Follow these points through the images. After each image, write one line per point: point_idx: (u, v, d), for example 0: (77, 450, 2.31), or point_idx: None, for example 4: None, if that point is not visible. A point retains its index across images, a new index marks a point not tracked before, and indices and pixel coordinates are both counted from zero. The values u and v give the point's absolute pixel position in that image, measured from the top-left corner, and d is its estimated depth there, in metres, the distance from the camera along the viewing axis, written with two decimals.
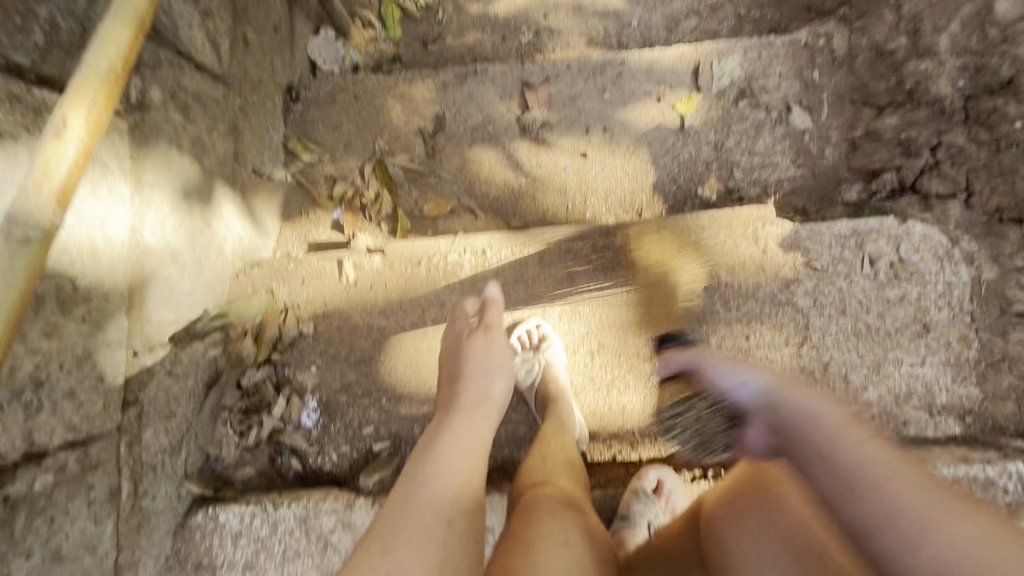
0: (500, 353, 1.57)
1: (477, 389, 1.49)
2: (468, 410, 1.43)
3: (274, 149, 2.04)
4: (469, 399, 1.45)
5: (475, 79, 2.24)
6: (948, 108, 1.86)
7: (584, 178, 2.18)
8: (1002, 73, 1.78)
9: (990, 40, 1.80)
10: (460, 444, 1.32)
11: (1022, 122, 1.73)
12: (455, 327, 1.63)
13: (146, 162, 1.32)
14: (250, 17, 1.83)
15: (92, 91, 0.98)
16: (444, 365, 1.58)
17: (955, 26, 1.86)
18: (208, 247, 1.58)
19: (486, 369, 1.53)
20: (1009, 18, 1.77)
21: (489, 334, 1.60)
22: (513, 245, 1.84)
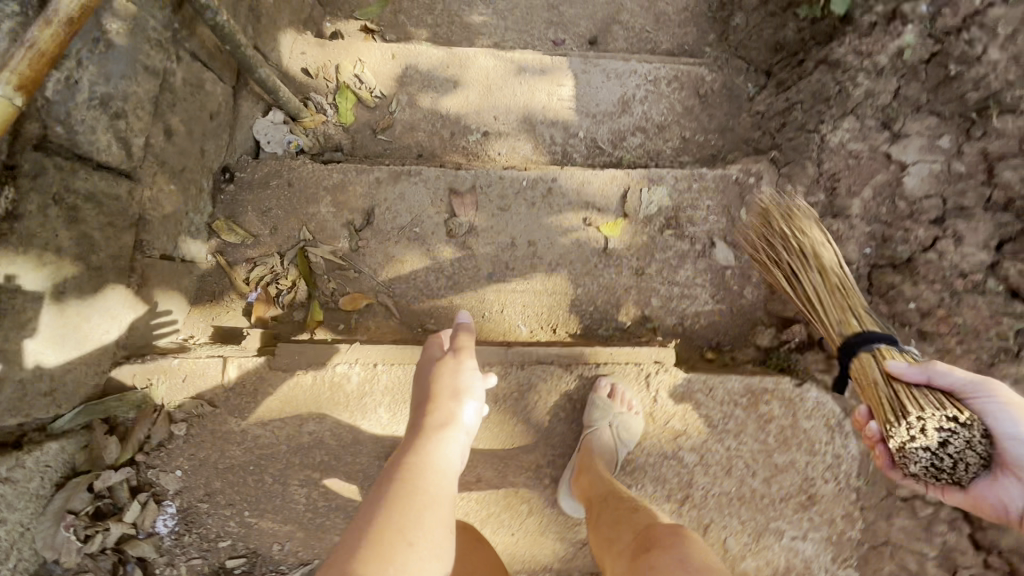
0: (468, 374, 1.46)
1: (442, 416, 1.37)
2: (428, 439, 1.32)
3: (193, 230, 2.05)
4: (430, 427, 1.34)
5: (409, 179, 2.25)
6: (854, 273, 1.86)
7: (504, 289, 2.18)
8: (901, 252, 1.82)
9: (898, 212, 1.85)
10: (408, 482, 1.19)
11: (915, 304, 1.77)
12: (432, 353, 1.54)
13: (5, 270, 1.32)
14: (177, 109, 1.86)
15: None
16: (416, 392, 1.47)
17: (866, 193, 1.89)
18: (83, 342, 1.56)
19: (451, 394, 1.41)
20: (916, 194, 1.83)
21: (461, 355, 1.50)
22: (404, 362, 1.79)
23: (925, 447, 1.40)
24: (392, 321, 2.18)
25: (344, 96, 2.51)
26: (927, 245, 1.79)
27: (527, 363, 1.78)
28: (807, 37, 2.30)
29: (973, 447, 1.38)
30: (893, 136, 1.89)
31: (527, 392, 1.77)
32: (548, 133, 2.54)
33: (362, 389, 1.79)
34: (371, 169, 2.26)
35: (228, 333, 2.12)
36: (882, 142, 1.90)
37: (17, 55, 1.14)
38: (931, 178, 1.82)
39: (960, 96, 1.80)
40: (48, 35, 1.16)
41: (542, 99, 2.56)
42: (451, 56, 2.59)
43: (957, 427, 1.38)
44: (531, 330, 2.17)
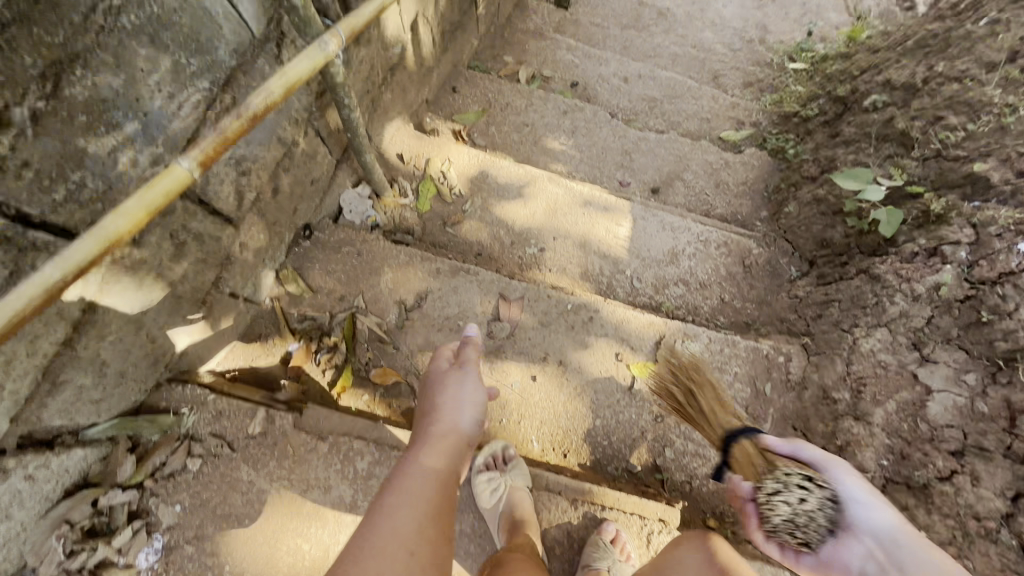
0: (470, 386, 1.83)
1: (446, 423, 1.71)
2: (435, 443, 1.64)
3: (262, 274, 2.19)
4: (439, 425, 1.70)
5: (466, 277, 2.43)
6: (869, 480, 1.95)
7: (526, 403, 2.24)
8: (920, 475, 1.87)
9: (920, 433, 1.91)
10: (413, 484, 1.46)
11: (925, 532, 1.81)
12: (438, 369, 1.92)
13: (112, 289, 1.45)
14: (289, 173, 2.09)
15: (26, 300, 1.02)
16: (428, 400, 1.83)
17: (889, 405, 2.00)
18: (142, 358, 1.68)
19: (455, 402, 1.78)
20: (939, 420, 1.90)
21: (465, 371, 1.89)
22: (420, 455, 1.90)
23: (767, 492, 1.56)
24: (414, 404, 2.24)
25: (426, 187, 2.77)
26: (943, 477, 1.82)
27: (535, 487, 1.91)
28: (853, 243, 2.50)
29: (818, 506, 1.52)
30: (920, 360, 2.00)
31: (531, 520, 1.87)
32: (599, 263, 2.73)
33: (371, 469, 1.85)
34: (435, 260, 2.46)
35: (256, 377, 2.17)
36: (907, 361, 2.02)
37: (206, 139, 1.29)
38: (955, 410, 1.89)
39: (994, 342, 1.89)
40: (231, 129, 1.32)
41: (599, 233, 2.78)
42: (529, 176, 2.89)
43: (796, 471, 1.57)
44: (542, 451, 2.18)
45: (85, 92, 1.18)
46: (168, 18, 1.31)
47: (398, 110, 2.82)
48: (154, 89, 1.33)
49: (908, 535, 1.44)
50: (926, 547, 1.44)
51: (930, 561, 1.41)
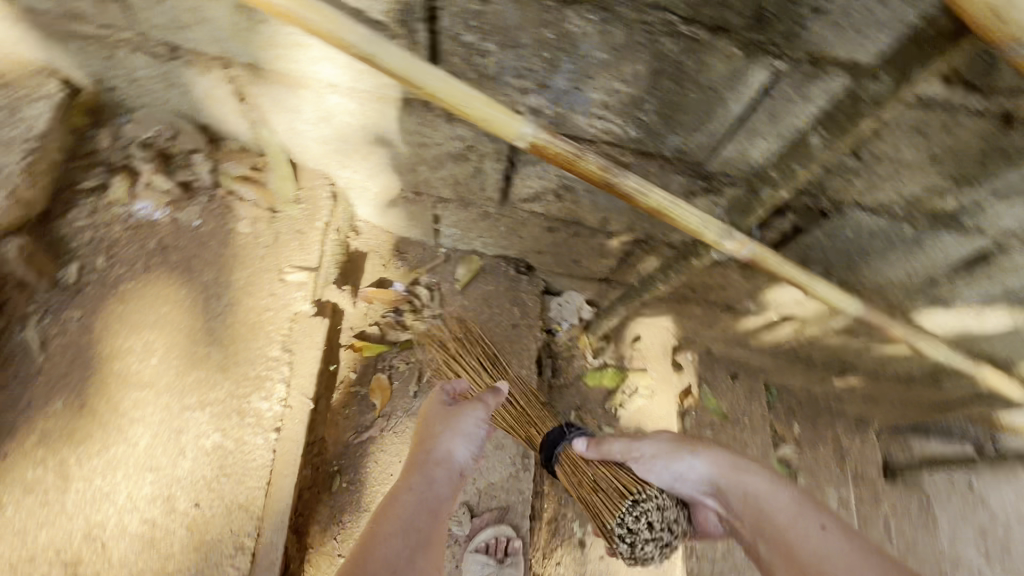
0: (474, 419, 1.42)
1: (439, 455, 1.37)
2: (427, 479, 1.34)
3: (464, 238, 2.06)
4: (432, 461, 1.36)
5: (520, 455, 1.89)
6: None
7: None
8: None
9: None
10: (403, 512, 1.26)
11: None
12: (438, 396, 1.51)
13: (396, 109, 1.43)
14: (574, 236, 1.92)
15: (319, 19, 0.97)
16: (421, 427, 1.47)
17: None
18: (346, 154, 1.66)
19: (454, 434, 1.40)
20: None
21: (469, 405, 1.44)
22: (264, 471, 1.44)
23: (609, 505, 1.26)
24: (346, 434, 1.81)
25: (612, 376, 2.35)
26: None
27: None
28: None
29: (659, 510, 1.24)
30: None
31: None
32: None
33: (248, 407, 1.50)
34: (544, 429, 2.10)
35: (354, 263, 2.02)
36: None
37: (564, 144, 1.11)
38: None
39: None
40: (588, 168, 1.13)
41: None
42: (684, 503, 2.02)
43: (613, 488, 1.28)
44: None
45: (575, 28, 1.11)
46: (683, 82, 1.18)
47: (686, 323, 2.47)
48: (605, 88, 1.23)
49: (791, 510, 1.21)
50: (770, 480, 1.28)
51: (758, 482, 1.28)
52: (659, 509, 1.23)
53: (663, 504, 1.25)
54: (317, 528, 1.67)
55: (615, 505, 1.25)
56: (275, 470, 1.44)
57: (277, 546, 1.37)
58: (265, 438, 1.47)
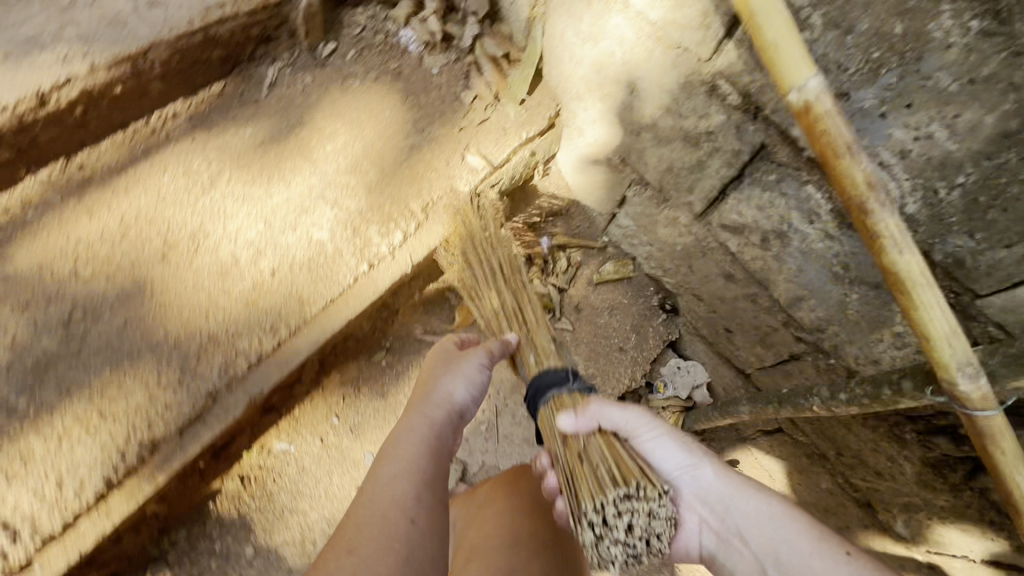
0: (473, 365, 1.23)
1: (434, 403, 1.20)
2: (423, 431, 1.17)
3: (634, 239, 1.90)
4: (429, 407, 1.19)
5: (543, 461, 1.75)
6: None
7: (338, 458, 1.62)
8: None
9: None
10: (405, 457, 1.12)
11: None
12: (436, 346, 1.33)
13: (670, 52, 1.32)
14: (744, 303, 1.65)
15: None
16: (421, 370, 1.29)
17: None
18: (589, 86, 1.59)
19: (452, 380, 1.22)
20: None
21: (470, 350, 1.25)
22: (332, 292, 1.45)
23: (587, 492, 0.93)
24: (417, 326, 1.77)
25: None
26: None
27: (211, 415, 1.28)
28: None
29: (648, 515, 0.92)
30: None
31: (166, 387, 1.27)
32: None
33: (367, 231, 1.52)
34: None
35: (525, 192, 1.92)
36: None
37: (842, 125, 0.85)
38: None
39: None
40: (847, 171, 0.86)
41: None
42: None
43: (601, 469, 0.96)
44: (261, 460, 1.56)
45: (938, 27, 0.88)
46: None
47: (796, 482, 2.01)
48: (917, 129, 0.98)
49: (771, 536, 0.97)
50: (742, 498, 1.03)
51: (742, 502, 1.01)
52: (648, 516, 0.91)
53: (652, 515, 0.91)
54: (338, 380, 1.65)
55: (594, 493, 0.92)
56: (339, 297, 1.45)
57: (297, 355, 1.37)
58: (353, 266, 1.48)
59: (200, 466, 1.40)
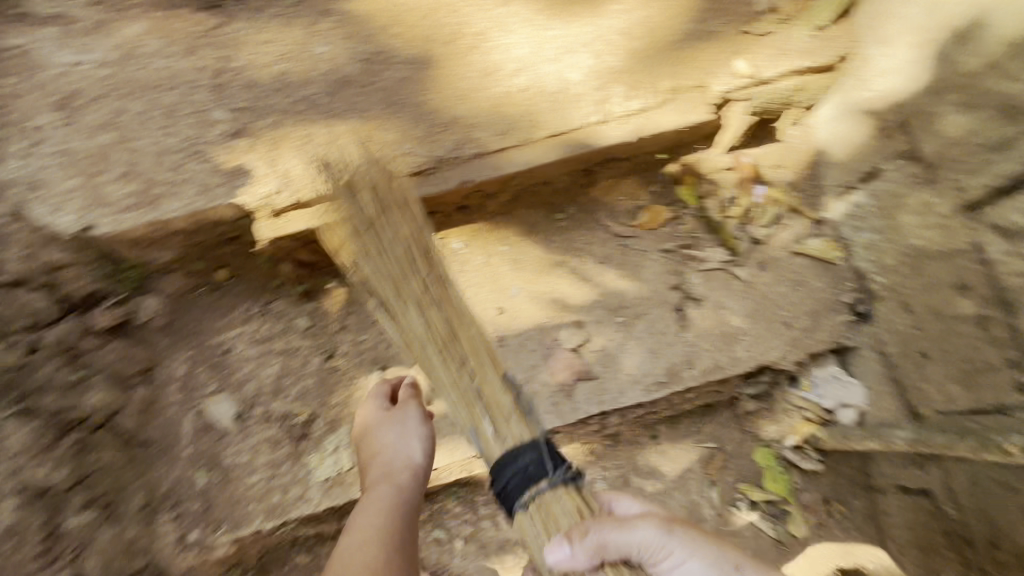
0: (392, 430, 1.32)
1: (375, 462, 1.29)
2: (375, 491, 1.24)
3: (862, 223, 1.74)
4: (373, 469, 1.28)
5: (658, 379, 1.73)
6: (39, 398, 1.33)
7: (490, 280, 1.78)
8: None
9: None
10: (376, 512, 1.20)
11: None
12: (373, 394, 1.42)
13: None
14: (970, 332, 1.44)
15: None
16: (363, 445, 1.34)
17: None
18: (915, 36, 1.58)
19: (397, 435, 1.31)
20: None
21: (406, 406, 1.36)
22: (561, 126, 1.56)
23: None
24: (604, 207, 1.85)
25: (775, 479, 1.92)
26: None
27: (432, 175, 1.51)
28: None
29: None
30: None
31: (413, 137, 1.51)
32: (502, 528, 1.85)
33: (617, 89, 1.59)
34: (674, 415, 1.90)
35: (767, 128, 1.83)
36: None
37: None
38: None
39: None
40: None
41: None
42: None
43: None
44: (437, 248, 1.78)
45: None
46: None
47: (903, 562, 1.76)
48: None
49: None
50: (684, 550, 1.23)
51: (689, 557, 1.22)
52: None
53: None
54: (520, 217, 1.80)
55: None
56: (564, 134, 1.56)
57: (511, 165, 1.54)
58: (587, 114, 1.57)
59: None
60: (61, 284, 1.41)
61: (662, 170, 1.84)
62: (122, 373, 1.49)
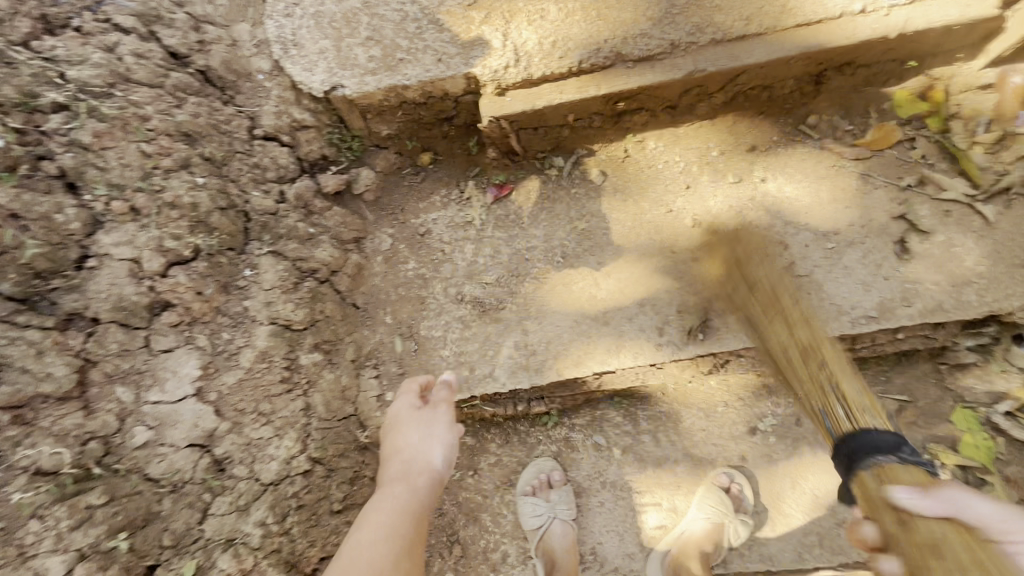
0: (440, 423, 1.28)
1: (419, 464, 1.21)
2: (411, 499, 1.15)
3: None
4: (410, 470, 1.21)
5: (868, 312, 1.57)
6: (283, 244, 1.44)
7: (688, 190, 1.69)
8: (172, 312, 1.25)
9: (152, 391, 1.22)
10: (415, 517, 1.13)
11: (199, 177, 1.30)
12: (400, 403, 1.34)
13: None
14: None
15: None
16: (390, 435, 1.30)
17: (228, 396, 1.30)
18: None
19: (428, 437, 1.26)
20: (144, 449, 1.19)
21: (438, 408, 1.32)
22: (812, 16, 1.43)
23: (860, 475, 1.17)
24: (822, 123, 1.68)
25: (976, 446, 1.66)
26: (150, 270, 1.22)
27: (662, 62, 1.45)
28: None
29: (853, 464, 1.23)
30: (134, 493, 1.16)
31: (649, 17, 1.43)
32: (661, 445, 1.78)
33: None
34: (869, 357, 1.72)
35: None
36: (131, 495, 1.15)
37: None
38: (126, 477, 1.16)
39: (28, 536, 1.04)
40: None
41: (666, 516, 1.77)
42: (711, 541, 1.70)
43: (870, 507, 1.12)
44: (633, 151, 1.71)
45: None
46: None
47: None
48: None
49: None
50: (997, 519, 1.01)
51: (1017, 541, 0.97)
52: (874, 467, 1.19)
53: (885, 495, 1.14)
54: (727, 127, 1.68)
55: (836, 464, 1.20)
56: (813, 27, 1.44)
57: (750, 56, 1.44)
58: (846, 2, 1.42)
59: (608, 116, 1.60)
60: (301, 144, 1.49)
61: (897, 87, 1.64)
62: (342, 237, 1.58)
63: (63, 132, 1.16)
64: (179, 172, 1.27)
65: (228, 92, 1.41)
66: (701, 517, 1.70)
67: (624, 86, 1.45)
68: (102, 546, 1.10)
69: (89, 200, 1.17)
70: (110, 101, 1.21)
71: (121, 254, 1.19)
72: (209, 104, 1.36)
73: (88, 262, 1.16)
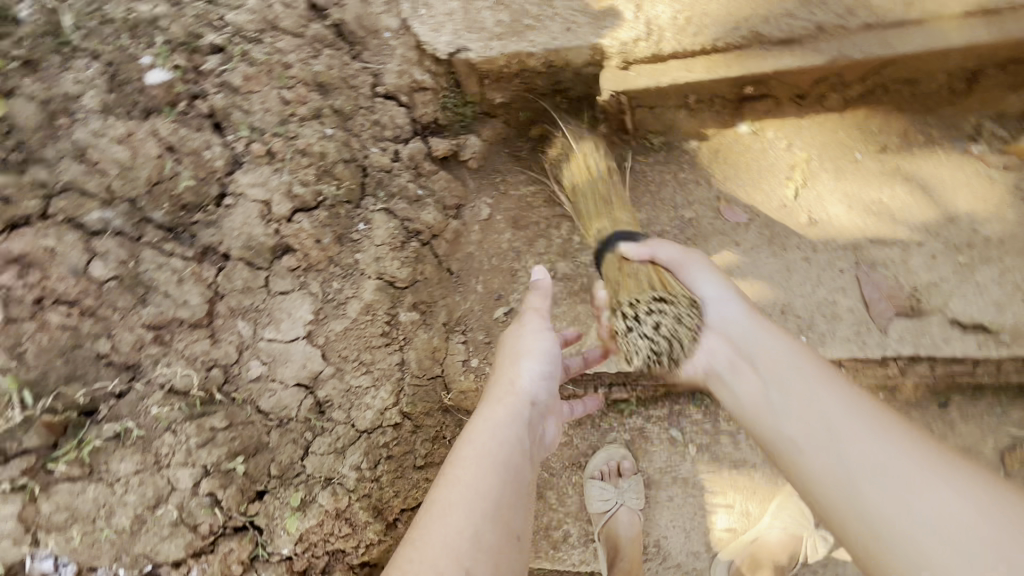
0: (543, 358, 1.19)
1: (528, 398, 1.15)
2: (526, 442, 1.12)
3: None
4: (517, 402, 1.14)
5: (998, 332, 1.43)
6: (393, 201, 1.46)
7: (805, 184, 1.59)
8: (292, 254, 1.30)
9: (268, 329, 1.28)
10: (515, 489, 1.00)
11: (329, 128, 1.35)
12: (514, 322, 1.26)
13: None
14: None
15: None
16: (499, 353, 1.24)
17: (332, 343, 1.33)
18: None
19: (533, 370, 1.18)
20: (259, 384, 1.25)
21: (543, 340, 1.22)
22: (980, 5, 1.32)
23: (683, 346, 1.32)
24: (968, 125, 1.54)
25: None
26: (277, 214, 1.27)
27: (806, 44, 1.36)
28: None
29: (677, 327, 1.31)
30: (248, 422, 1.23)
31: None
32: (740, 447, 1.76)
33: None
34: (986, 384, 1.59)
35: None
36: (246, 424, 1.22)
37: None
38: (242, 406, 1.23)
39: (163, 448, 1.13)
40: None
41: (737, 520, 1.74)
42: (783, 552, 1.68)
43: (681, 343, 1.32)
44: (750, 141, 1.62)
45: None
46: None
47: None
48: None
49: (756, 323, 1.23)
50: (955, 470, 0.91)
51: (832, 398, 1.06)
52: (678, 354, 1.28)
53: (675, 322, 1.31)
54: (859, 119, 1.57)
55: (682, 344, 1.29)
56: (980, 16, 1.33)
57: (907, 45, 1.33)
58: None
59: (731, 100, 1.53)
60: (418, 105, 1.50)
61: None
62: (445, 201, 1.59)
63: (219, 72, 1.25)
64: (312, 121, 1.33)
65: (356, 47, 1.43)
66: (778, 525, 1.69)
67: (760, 67, 1.38)
68: (222, 466, 1.17)
69: (232, 140, 1.24)
70: (260, 47, 1.28)
71: (255, 196, 1.25)
72: (341, 57, 1.39)
73: (226, 200, 1.23)
